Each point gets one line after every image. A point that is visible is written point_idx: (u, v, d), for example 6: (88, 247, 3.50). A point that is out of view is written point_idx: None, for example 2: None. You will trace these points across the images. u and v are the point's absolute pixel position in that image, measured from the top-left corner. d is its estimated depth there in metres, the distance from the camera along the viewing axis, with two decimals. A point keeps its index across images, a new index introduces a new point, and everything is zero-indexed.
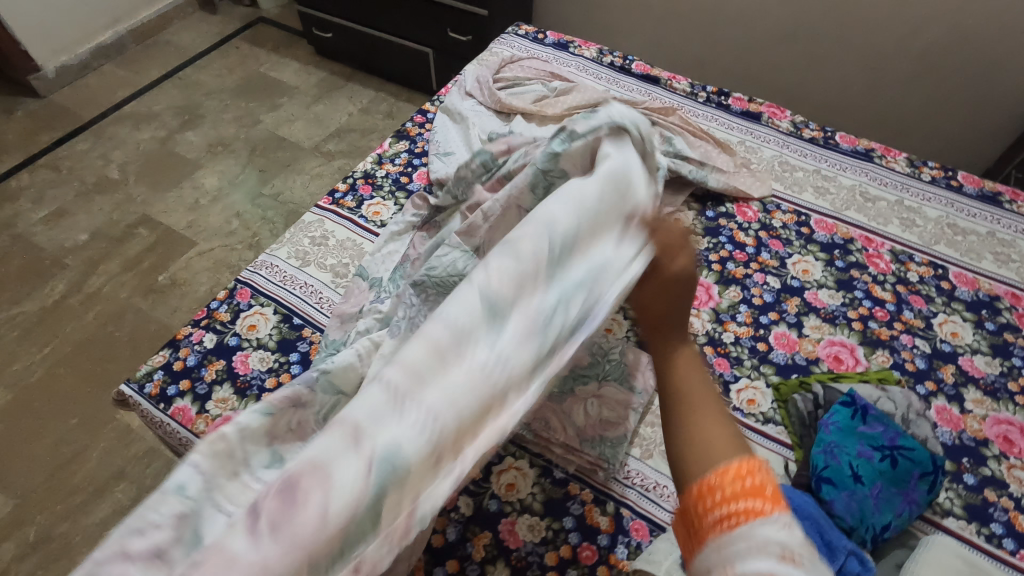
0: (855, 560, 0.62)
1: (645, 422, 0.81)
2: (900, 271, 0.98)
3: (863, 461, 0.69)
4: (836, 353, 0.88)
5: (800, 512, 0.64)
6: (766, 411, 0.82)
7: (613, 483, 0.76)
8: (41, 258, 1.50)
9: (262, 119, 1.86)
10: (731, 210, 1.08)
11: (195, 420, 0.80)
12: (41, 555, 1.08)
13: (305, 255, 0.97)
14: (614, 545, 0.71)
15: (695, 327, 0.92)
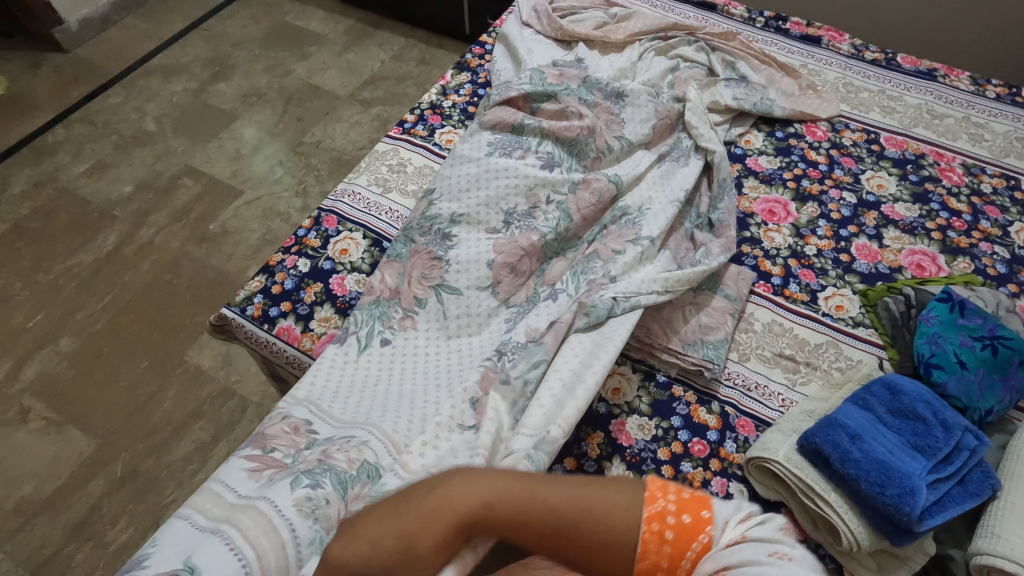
0: (971, 435, 0.64)
1: (739, 328, 0.83)
2: (973, 184, 0.99)
3: (966, 350, 0.72)
4: (918, 261, 0.90)
5: (914, 395, 0.67)
6: (855, 315, 0.84)
7: (715, 384, 0.78)
8: (89, 210, 1.50)
9: (293, 68, 1.82)
10: (800, 131, 1.08)
11: (301, 338, 0.81)
12: (130, 490, 1.11)
13: (385, 182, 0.97)
14: (723, 440, 0.74)
15: (777, 242, 0.93)
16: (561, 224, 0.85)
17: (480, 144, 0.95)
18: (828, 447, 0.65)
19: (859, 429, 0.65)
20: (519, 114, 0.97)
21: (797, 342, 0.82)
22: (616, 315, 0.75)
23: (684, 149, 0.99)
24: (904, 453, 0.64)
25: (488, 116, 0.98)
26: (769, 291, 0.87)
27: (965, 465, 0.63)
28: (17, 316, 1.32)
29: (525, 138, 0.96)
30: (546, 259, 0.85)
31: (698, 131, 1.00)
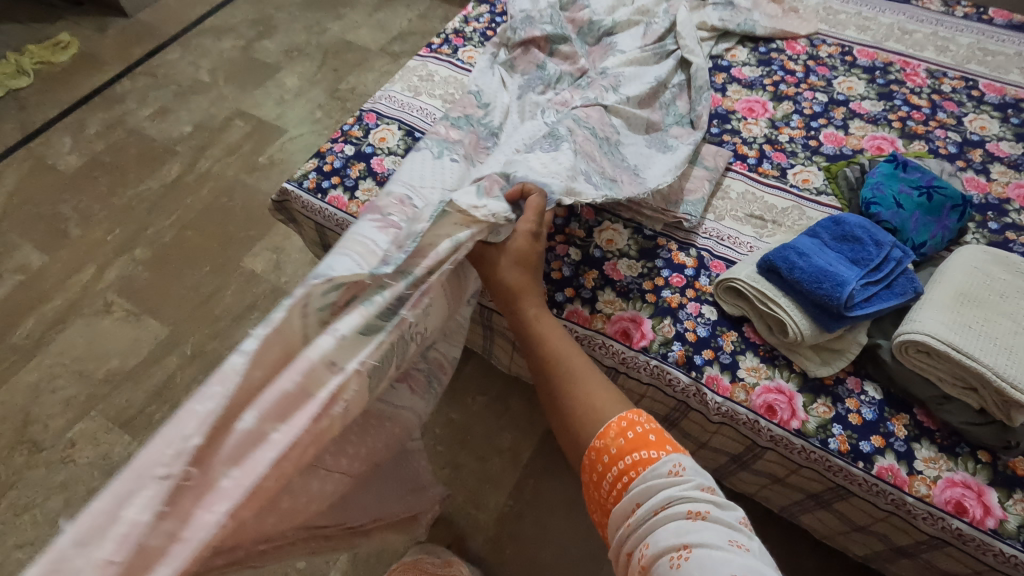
0: (897, 250, 0.79)
1: (717, 196, 0.97)
2: (934, 85, 1.12)
3: (905, 195, 0.85)
4: (878, 145, 1.03)
5: (853, 223, 0.81)
6: (818, 186, 0.98)
7: (694, 235, 0.93)
8: (154, 146, 1.70)
9: (329, 27, 2.01)
10: (781, 47, 1.21)
11: (349, 204, 0.98)
12: (199, 365, 1.30)
13: (416, 89, 1.13)
14: (698, 275, 0.89)
15: (754, 132, 1.07)
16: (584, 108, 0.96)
17: (512, 90, 1.06)
18: (780, 261, 0.79)
19: (806, 249, 0.79)
20: (542, 58, 1.11)
21: (766, 206, 0.96)
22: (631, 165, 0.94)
23: (665, 53, 1.15)
24: (843, 265, 0.77)
25: (517, 59, 1.12)
26: (745, 169, 1.01)
27: (892, 272, 0.77)
28: (97, 231, 1.52)
29: (548, 73, 1.09)
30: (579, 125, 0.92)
31: (684, 42, 1.14)
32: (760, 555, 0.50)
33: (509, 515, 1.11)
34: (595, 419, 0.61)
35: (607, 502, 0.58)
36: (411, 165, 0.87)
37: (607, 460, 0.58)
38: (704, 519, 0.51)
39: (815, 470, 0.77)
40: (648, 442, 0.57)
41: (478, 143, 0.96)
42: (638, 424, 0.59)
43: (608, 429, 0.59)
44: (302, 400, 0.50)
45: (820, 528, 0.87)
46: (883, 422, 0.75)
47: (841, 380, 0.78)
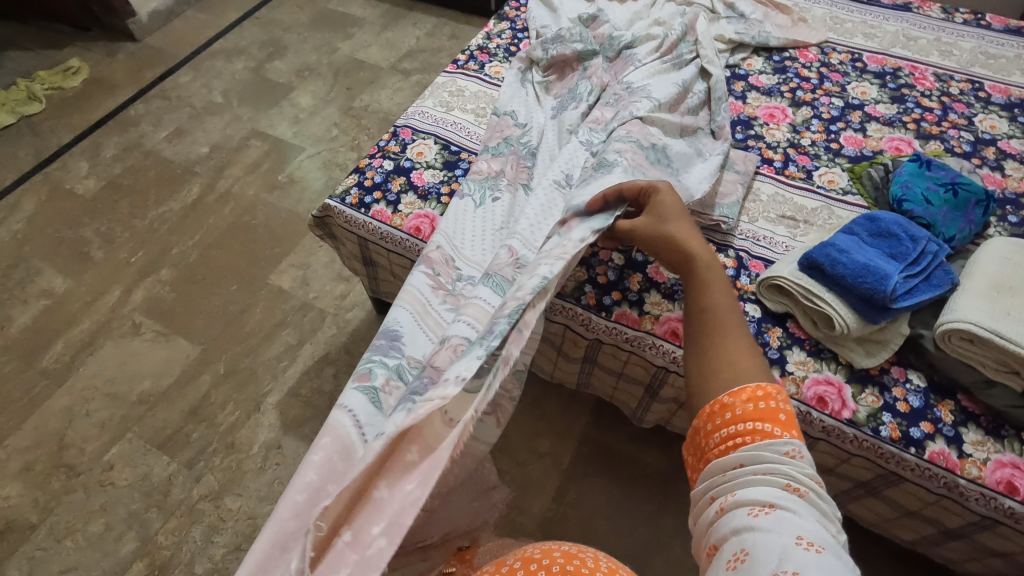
0: (932, 244, 0.83)
1: (748, 199, 1.01)
2: (943, 87, 1.17)
3: (932, 192, 0.89)
4: (896, 146, 1.08)
5: (888, 220, 0.85)
6: (844, 186, 1.02)
7: (731, 237, 0.96)
8: (173, 168, 1.71)
9: (339, 46, 2.04)
10: (794, 55, 1.26)
11: (393, 217, 1.01)
12: (233, 383, 1.31)
13: (447, 104, 1.17)
14: (739, 275, 0.92)
15: (777, 136, 1.11)
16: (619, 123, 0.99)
17: (547, 109, 1.12)
18: (822, 258, 0.82)
19: (846, 246, 0.83)
20: (575, 78, 1.16)
21: (796, 207, 1.00)
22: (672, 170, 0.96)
23: (683, 63, 1.16)
24: (882, 260, 0.81)
25: (552, 83, 1.18)
26: (772, 173, 1.05)
27: (928, 265, 0.81)
28: (120, 253, 1.53)
29: (580, 91, 1.12)
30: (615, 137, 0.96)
31: (704, 53, 1.17)
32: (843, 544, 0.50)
33: (554, 519, 1.13)
34: (729, 377, 0.59)
35: (708, 454, 0.57)
36: (453, 214, 0.95)
37: (727, 417, 0.57)
38: (801, 496, 0.51)
39: (867, 457, 0.79)
40: (776, 418, 0.55)
41: (520, 163, 1.03)
42: (774, 399, 0.56)
43: (739, 391, 0.58)
44: (422, 453, 0.56)
45: (869, 515, 0.90)
46: (930, 409, 0.78)
47: (886, 370, 0.81)
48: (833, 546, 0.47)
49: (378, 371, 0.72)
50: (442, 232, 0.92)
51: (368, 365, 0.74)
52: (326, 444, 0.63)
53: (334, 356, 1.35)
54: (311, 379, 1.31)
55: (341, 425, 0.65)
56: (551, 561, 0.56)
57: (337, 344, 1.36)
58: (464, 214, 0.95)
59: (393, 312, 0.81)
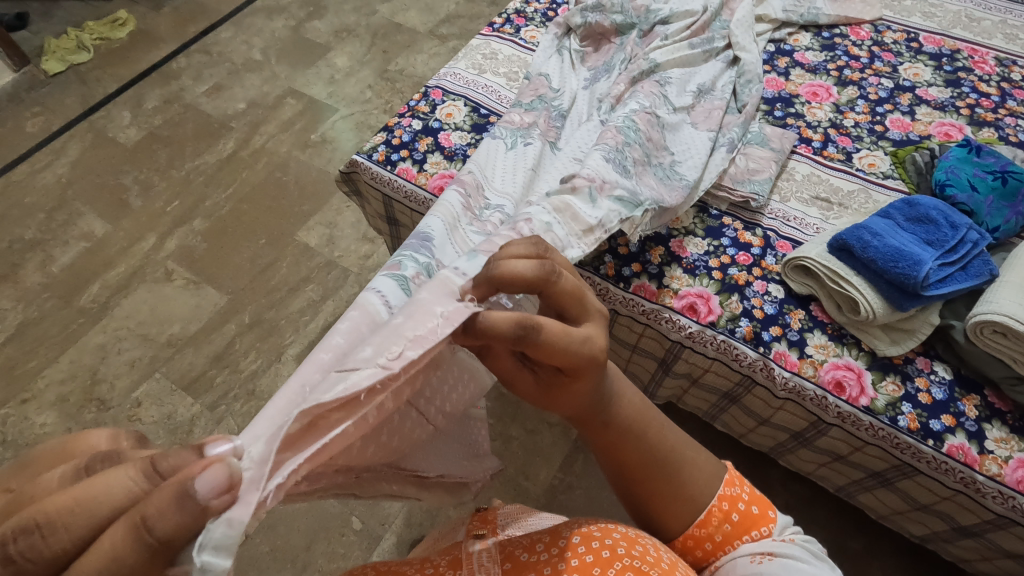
0: (974, 232, 0.79)
1: (782, 177, 0.98)
2: (1004, 72, 1.10)
3: (979, 179, 0.85)
4: (946, 131, 1.02)
5: (929, 206, 0.81)
6: (885, 170, 0.98)
7: (759, 215, 0.94)
8: (210, 122, 1.75)
9: (378, 9, 2.03)
10: (844, 32, 1.20)
11: (417, 176, 1.01)
12: (257, 332, 1.35)
13: (480, 66, 1.15)
14: (765, 255, 0.89)
15: (819, 116, 1.06)
16: (647, 108, 0.96)
17: (580, 77, 1.10)
18: (853, 241, 0.79)
19: (880, 229, 0.80)
20: (611, 51, 1.13)
21: (832, 189, 0.97)
22: (688, 170, 0.93)
23: (715, 50, 1.13)
24: (917, 246, 0.78)
25: (588, 54, 1.15)
26: (809, 153, 1.01)
27: (967, 254, 0.78)
28: (157, 202, 1.57)
29: (614, 62, 1.11)
30: (635, 125, 0.92)
31: (738, 39, 1.12)
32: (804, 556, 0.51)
33: (559, 487, 1.14)
34: (689, 503, 0.56)
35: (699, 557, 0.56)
36: (483, 155, 0.94)
37: (709, 548, 0.55)
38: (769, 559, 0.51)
39: (881, 447, 0.77)
40: (754, 518, 0.55)
41: (550, 123, 1.02)
42: (737, 501, 0.56)
43: (710, 516, 0.55)
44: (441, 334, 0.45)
45: (878, 506, 0.88)
46: (954, 402, 0.75)
47: (910, 360, 0.79)
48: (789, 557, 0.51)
49: (408, 265, 0.71)
50: (474, 163, 0.92)
51: (397, 258, 0.72)
52: (356, 318, 0.56)
53: None
54: None
55: (370, 303, 0.60)
56: (614, 543, 0.52)
57: None
58: (496, 162, 0.94)
59: (427, 219, 0.79)
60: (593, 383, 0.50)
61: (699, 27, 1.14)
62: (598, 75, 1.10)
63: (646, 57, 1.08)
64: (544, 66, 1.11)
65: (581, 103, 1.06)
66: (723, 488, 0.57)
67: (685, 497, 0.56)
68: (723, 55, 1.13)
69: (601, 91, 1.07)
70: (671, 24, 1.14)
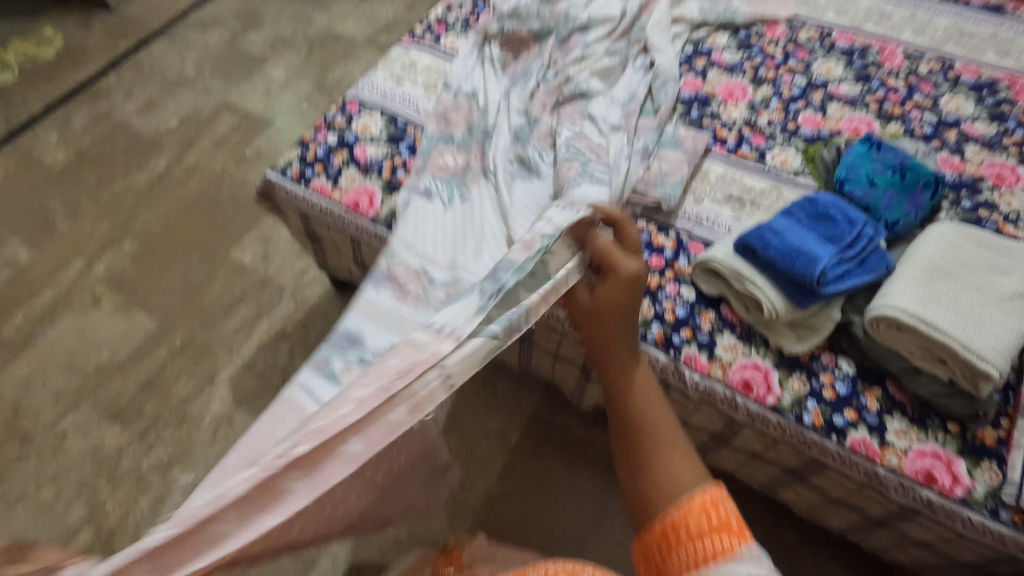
0: (870, 228, 0.80)
1: (696, 178, 0.99)
2: (912, 66, 1.13)
3: (878, 174, 0.86)
4: (856, 126, 1.04)
5: (827, 203, 0.82)
6: (796, 168, 0.99)
7: (673, 217, 0.94)
8: (141, 139, 1.70)
9: (316, 18, 2.00)
10: (761, 30, 1.21)
11: (332, 191, 0.99)
12: (189, 355, 1.31)
13: (398, 76, 1.14)
14: (677, 257, 0.90)
15: (734, 115, 1.07)
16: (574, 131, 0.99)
17: (499, 87, 1.10)
18: (755, 241, 0.80)
19: (782, 228, 0.81)
20: (530, 58, 1.13)
21: (745, 187, 0.97)
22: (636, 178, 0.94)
23: (631, 57, 1.14)
24: (815, 244, 0.78)
25: (509, 61, 1.15)
26: (724, 152, 1.02)
27: (864, 249, 0.79)
28: (85, 225, 1.52)
29: (532, 69, 1.10)
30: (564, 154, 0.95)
31: (654, 46, 1.14)
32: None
33: (497, 497, 1.13)
34: (672, 483, 0.53)
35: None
36: (414, 215, 0.93)
37: (682, 536, 0.50)
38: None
39: (791, 444, 0.78)
40: (727, 528, 0.49)
41: (480, 152, 1.02)
42: (722, 505, 0.51)
43: (688, 502, 0.51)
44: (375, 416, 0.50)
45: (799, 502, 0.89)
46: (856, 396, 0.76)
47: (816, 356, 0.79)
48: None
49: (336, 360, 0.69)
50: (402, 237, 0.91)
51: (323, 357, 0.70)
52: (286, 420, 0.57)
53: (290, 332, 1.34)
54: (266, 353, 1.32)
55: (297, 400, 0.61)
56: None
57: (294, 320, 1.36)
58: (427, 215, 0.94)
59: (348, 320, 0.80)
60: (622, 300, 0.65)
61: (615, 34, 1.15)
62: (519, 81, 1.10)
63: (562, 71, 1.09)
64: (461, 76, 1.10)
65: (501, 118, 1.05)
66: (711, 486, 0.52)
67: (672, 480, 0.54)
68: (641, 62, 1.13)
69: (518, 103, 1.06)
70: (589, 32, 1.15)
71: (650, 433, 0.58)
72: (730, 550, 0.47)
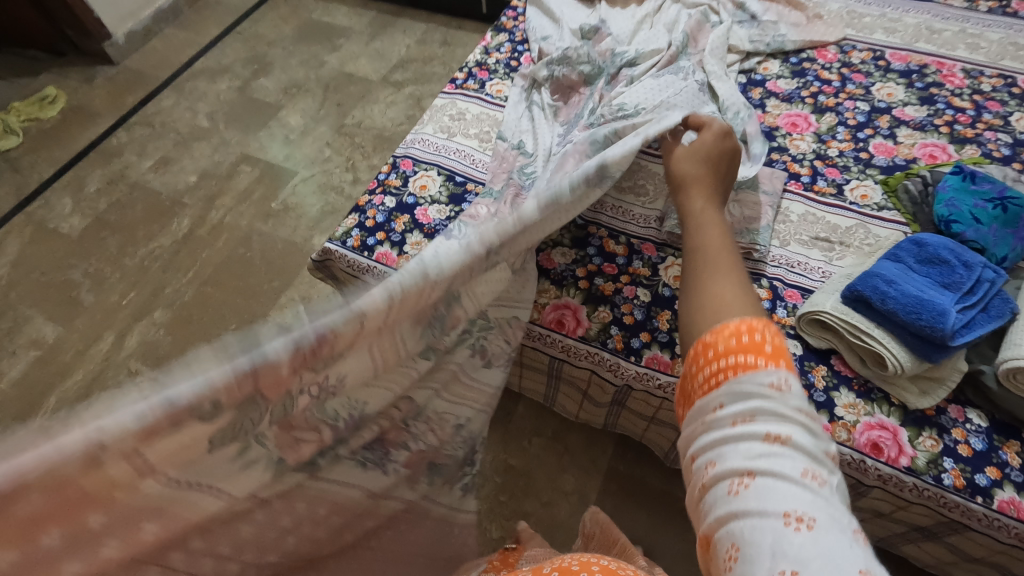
0: (988, 270, 0.76)
1: (778, 219, 0.95)
2: (974, 84, 1.10)
3: (979, 209, 0.83)
4: (930, 152, 1.01)
5: (938, 245, 0.78)
6: (878, 201, 0.96)
7: (762, 264, 0.90)
8: (160, 199, 1.64)
9: (327, 59, 1.95)
10: (812, 55, 1.18)
11: (398, 259, 0.94)
12: None
13: (448, 129, 1.10)
14: (775, 308, 0.86)
15: (802, 148, 1.04)
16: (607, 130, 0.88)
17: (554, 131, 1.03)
18: (868, 291, 0.76)
19: (893, 276, 0.76)
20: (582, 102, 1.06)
21: (830, 226, 0.94)
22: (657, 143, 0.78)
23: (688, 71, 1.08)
24: (934, 291, 0.75)
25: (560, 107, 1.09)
26: (800, 189, 0.98)
27: (986, 293, 0.75)
28: (112, 295, 1.46)
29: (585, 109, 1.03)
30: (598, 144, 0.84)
31: (711, 71, 1.09)
32: (835, 493, 0.42)
33: None
34: (722, 308, 0.52)
35: (692, 396, 0.50)
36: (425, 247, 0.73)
37: (710, 355, 0.50)
38: (780, 443, 0.43)
39: (927, 506, 0.74)
40: (760, 351, 0.48)
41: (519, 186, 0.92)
42: (760, 332, 0.49)
43: (723, 327, 0.51)
44: None
45: (925, 557, 0.85)
46: (995, 452, 0.72)
47: (943, 410, 0.75)
48: (821, 507, 0.40)
49: None
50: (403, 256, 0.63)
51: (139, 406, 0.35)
52: None
53: None
54: None
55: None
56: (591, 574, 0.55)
57: None
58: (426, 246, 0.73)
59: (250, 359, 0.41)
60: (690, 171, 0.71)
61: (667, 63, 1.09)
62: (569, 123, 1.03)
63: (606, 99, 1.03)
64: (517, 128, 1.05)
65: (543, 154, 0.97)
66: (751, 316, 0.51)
67: (715, 304, 0.53)
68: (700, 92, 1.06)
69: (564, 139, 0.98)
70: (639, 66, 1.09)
71: (702, 262, 0.58)
72: (750, 366, 0.47)
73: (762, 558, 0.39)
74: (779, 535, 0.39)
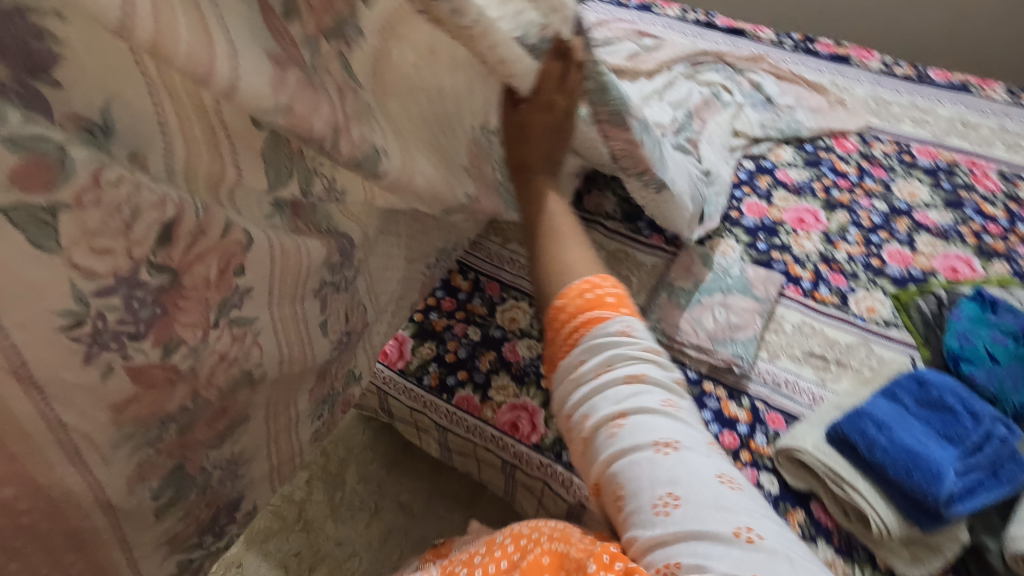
0: (1000, 425, 0.67)
1: (769, 328, 0.86)
2: (1010, 190, 1.00)
3: (997, 345, 0.76)
4: (952, 265, 0.91)
5: (942, 387, 0.70)
6: (886, 317, 0.86)
7: (745, 380, 0.80)
8: None
9: None
10: (829, 143, 1.11)
11: None
12: None
13: None
14: (754, 433, 0.76)
15: (807, 248, 0.95)
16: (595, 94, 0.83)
17: None
18: (856, 435, 0.67)
19: (886, 419, 0.68)
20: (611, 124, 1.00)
21: (828, 340, 0.84)
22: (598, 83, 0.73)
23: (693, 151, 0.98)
24: (933, 443, 0.66)
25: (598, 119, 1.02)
26: (799, 294, 0.89)
27: (997, 453, 0.66)
28: None
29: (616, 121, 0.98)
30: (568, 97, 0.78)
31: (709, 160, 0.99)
32: (688, 412, 0.54)
33: None
34: (563, 273, 0.61)
35: (559, 359, 0.57)
36: None
37: (565, 316, 0.58)
38: (642, 381, 0.53)
39: None
40: (603, 303, 0.57)
41: None
42: (597, 287, 0.59)
43: (569, 291, 0.59)
44: None
45: None
46: None
47: None
48: (680, 427, 0.52)
49: None
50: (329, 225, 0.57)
51: None
52: None
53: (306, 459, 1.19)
54: None
55: None
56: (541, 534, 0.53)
57: None
58: None
59: None
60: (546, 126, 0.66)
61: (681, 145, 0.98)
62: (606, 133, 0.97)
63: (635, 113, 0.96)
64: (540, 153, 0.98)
65: None
66: (591, 277, 0.60)
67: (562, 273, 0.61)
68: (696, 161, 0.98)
69: None
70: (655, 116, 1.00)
71: (548, 244, 0.65)
72: (601, 317, 0.56)
73: (645, 486, 0.48)
74: (652, 461, 0.49)
